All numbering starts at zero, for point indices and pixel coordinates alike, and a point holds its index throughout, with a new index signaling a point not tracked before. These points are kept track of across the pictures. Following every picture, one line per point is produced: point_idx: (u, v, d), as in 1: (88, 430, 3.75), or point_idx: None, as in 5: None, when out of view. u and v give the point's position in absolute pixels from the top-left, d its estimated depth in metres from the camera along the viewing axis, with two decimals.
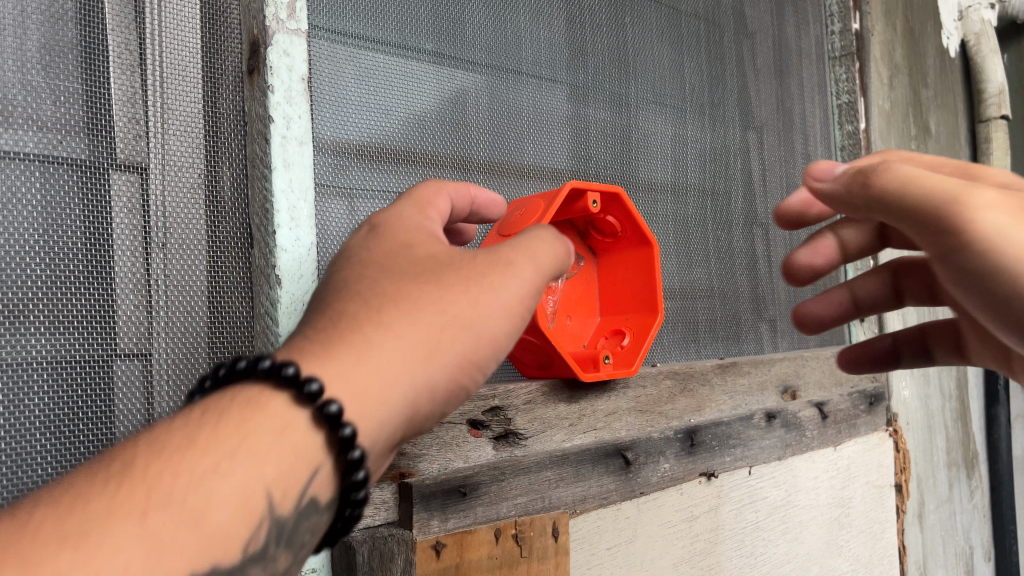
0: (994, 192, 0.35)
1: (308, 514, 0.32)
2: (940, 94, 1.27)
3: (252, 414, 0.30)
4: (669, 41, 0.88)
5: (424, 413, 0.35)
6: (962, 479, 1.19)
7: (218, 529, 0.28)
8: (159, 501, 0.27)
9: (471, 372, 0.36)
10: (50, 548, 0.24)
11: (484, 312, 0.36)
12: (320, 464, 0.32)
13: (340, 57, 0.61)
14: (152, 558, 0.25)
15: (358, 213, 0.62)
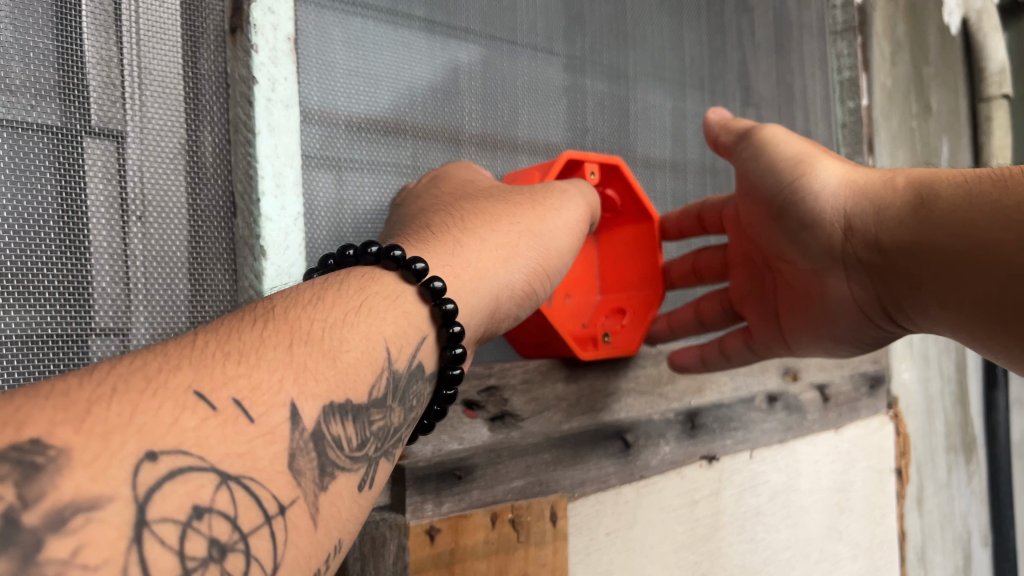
0: (830, 162, 0.57)
1: (421, 371, 0.41)
2: (941, 72, 1.24)
3: (375, 287, 0.40)
4: (669, 12, 0.85)
5: (499, 302, 0.48)
6: (961, 463, 1.18)
7: (348, 369, 0.35)
8: (309, 342, 0.34)
9: (532, 274, 0.50)
10: (223, 381, 0.30)
11: (539, 232, 0.51)
12: (428, 333, 0.42)
13: (328, 20, 0.58)
14: (301, 384, 0.32)
15: (346, 186, 0.59)
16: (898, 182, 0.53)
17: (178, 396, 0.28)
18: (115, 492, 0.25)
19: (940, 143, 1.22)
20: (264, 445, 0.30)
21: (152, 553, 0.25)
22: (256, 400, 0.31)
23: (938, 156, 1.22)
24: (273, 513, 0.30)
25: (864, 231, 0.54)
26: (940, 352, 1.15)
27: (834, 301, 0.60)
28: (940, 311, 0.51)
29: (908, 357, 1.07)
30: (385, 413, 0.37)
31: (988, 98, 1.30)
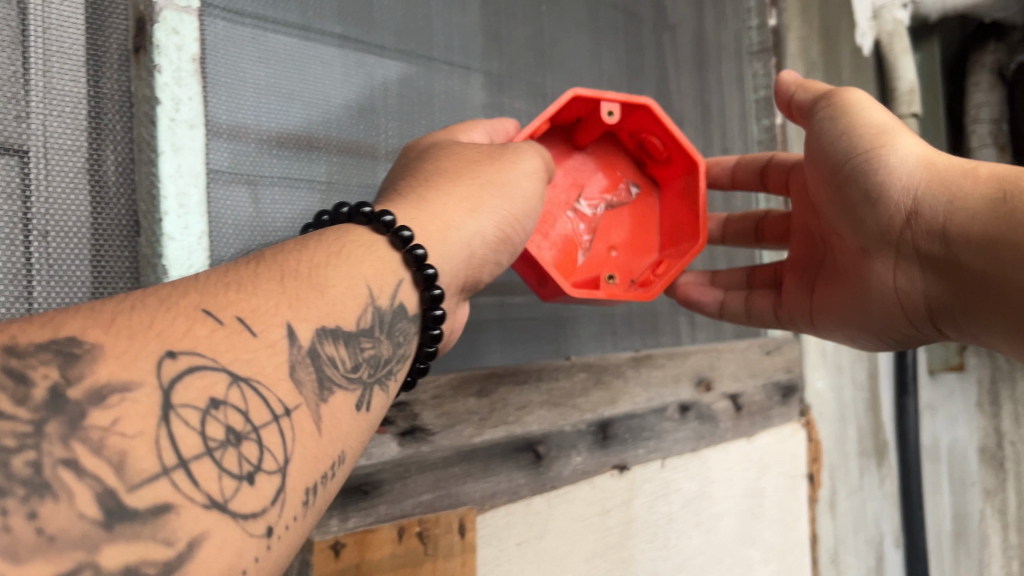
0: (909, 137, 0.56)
1: (404, 312, 0.46)
2: (855, 91, 1.31)
3: (351, 239, 0.46)
4: (587, 31, 0.88)
5: (472, 246, 0.52)
6: (873, 468, 1.23)
7: (336, 301, 0.41)
8: (297, 279, 0.40)
9: (495, 216, 0.53)
10: (226, 302, 0.36)
11: (502, 182, 0.54)
12: (403, 278, 0.47)
13: (237, 37, 0.58)
14: (295, 310, 0.38)
15: (262, 202, 0.60)
16: (980, 172, 0.52)
17: (190, 312, 0.35)
18: (142, 380, 0.31)
19: None
20: (267, 356, 0.36)
21: (178, 431, 0.31)
22: (255, 320, 0.37)
23: None
24: (280, 413, 0.36)
25: (930, 220, 0.53)
26: (852, 360, 1.19)
27: (881, 291, 0.60)
28: (993, 314, 0.52)
29: (821, 366, 1.11)
30: (374, 343, 0.43)
31: (899, 117, 1.37)
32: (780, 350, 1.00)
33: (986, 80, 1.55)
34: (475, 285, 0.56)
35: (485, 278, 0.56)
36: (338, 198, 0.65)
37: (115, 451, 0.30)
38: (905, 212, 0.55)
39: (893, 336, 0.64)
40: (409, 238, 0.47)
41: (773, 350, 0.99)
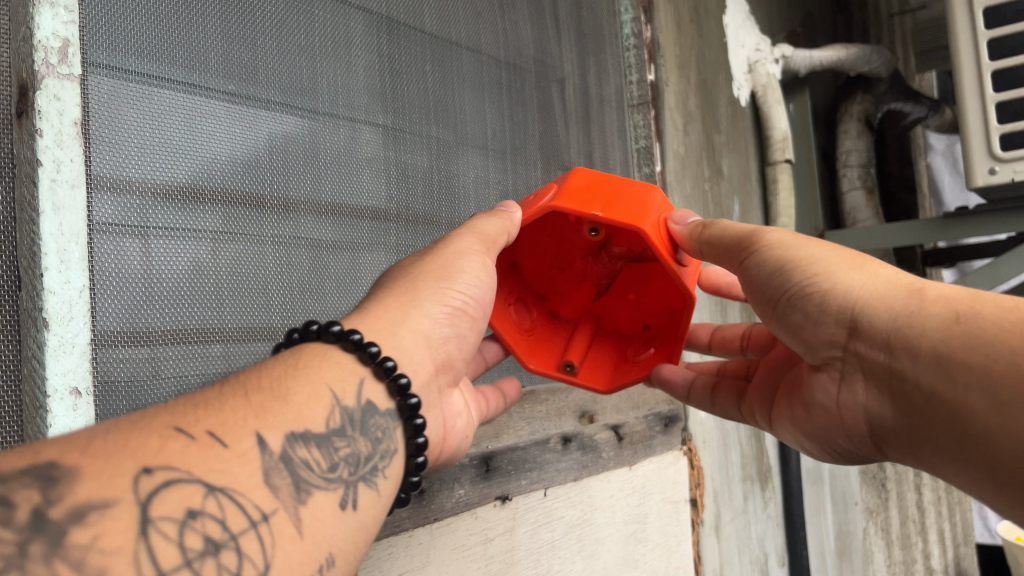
0: (842, 264, 0.57)
1: (375, 407, 0.52)
2: (731, 140, 1.44)
3: (307, 352, 0.52)
4: (472, 88, 0.96)
5: (427, 334, 0.58)
6: (756, 491, 1.32)
7: (300, 407, 0.47)
8: (261, 391, 0.46)
9: (436, 302, 0.59)
10: (197, 420, 0.42)
11: (438, 270, 0.60)
12: (365, 376, 0.52)
13: (120, 93, 0.61)
14: (262, 420, 0.44)
15: (150, 252, 0.62)
16: (926, 293, 0.52)
17: (166, 433, 0.41)
18: (120, 496, 0.37)
19: (731, 202, 1.41)
20: (240, 464, 0.42)
21: (157, 545, 0.36)
22: (226, 432, 0.42)
23: (729, 214, 1.40)
24: (257, 519, 0.41)
25: (872, 334, 0.54)
26: None
27: (828, 404, 0.62)
28: (933, 441, 0.52)
29: None
30: (349, 441, 0.49)
31: (773, 162, 1.51)
32: None
33: (854, 128, 1.78)
34: (449, 369, 0.61)
35: (454, 355, 0.61)
36: (227, 247, 0.68)
37: (98, 565, 0.34)
38: (847, 327, 0.56)
39: (839, 450, 0.65)
40: (360, 339, 0.52)
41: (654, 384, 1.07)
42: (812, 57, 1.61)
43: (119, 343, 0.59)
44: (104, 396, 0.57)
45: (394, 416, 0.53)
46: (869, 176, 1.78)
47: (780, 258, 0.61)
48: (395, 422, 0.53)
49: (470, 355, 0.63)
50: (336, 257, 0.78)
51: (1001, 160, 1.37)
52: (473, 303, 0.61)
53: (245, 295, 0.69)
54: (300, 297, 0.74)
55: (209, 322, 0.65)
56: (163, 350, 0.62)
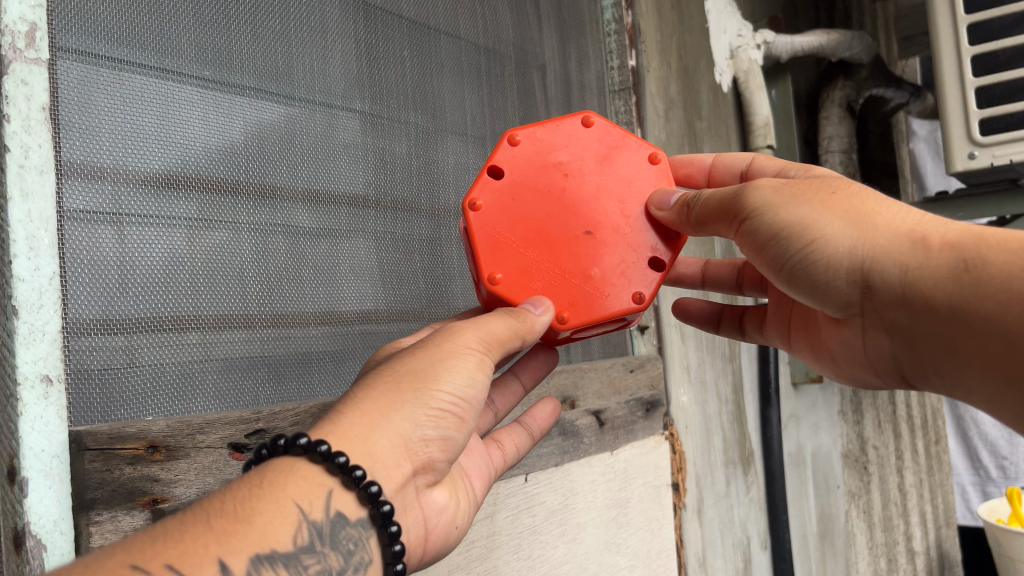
0: (837, 221, 0.54)
1: (345, 518, 0.49)
2: (712, 126, 1.45)
3: (273, 467, 0.48)
4: (450, 73, 0.95)
5: (407, 438, 0.51)
6: (739, 474, 1.35)
7: (266, 527, 0.44)
8: (224, 514, 0.43)
9: (421, 406, 0.51)
10: (154, 552, 0.39)
11: (424, 370, 0.52)
12: (334, 485, 0.48)
13: (93, 79, 0.60)
14: (224, 544, 0.41)
15: (126, 238, 0.62)
16: (931, 241, 0.50)
17: (118, 569, 0.38)
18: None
19: None
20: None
21: None
22: (186, 563, 0.39)
23: None
24: None
25: (887, 288, 0.53)
26: (716, 378, 1.31)
27: (855, 345, 0.62)
28: (953, 370, 0.53)
29: (685, 382, 1.21)
30: (319, 556, 0.46)
31: (755, 148, 1.54)
32: (644, 368, 1.09)
33: (836, 114, 1.78)
34: (432, 469, 0.54)
35: (437, 455, 0.54)
36: (205, 234, 0.67)
37: None
38: (862, 284, 0.54)
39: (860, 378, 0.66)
40: (330, 450, 0.48)
41: (636, 368, 1.07)
42: (794, 42, 1.60)
43: (92, 332, 0.58)
44: (75, 386, 0.57)
45: (366, 524, 0.50)
46: (850, 161, 1.79)
47: (773, 225, 0.56)
48: (368, 529, 0.50)
49: (459, 453, 0.55)
50: (315, 245, 0.77)
51: (980, 145, 1.37)
52: (462, 408, 0.53)
53: (222, 282, 0.68)
54: (277, 285, 0.73)
55: (187, 309, 0.65)
56: (139, 338, 0.62)
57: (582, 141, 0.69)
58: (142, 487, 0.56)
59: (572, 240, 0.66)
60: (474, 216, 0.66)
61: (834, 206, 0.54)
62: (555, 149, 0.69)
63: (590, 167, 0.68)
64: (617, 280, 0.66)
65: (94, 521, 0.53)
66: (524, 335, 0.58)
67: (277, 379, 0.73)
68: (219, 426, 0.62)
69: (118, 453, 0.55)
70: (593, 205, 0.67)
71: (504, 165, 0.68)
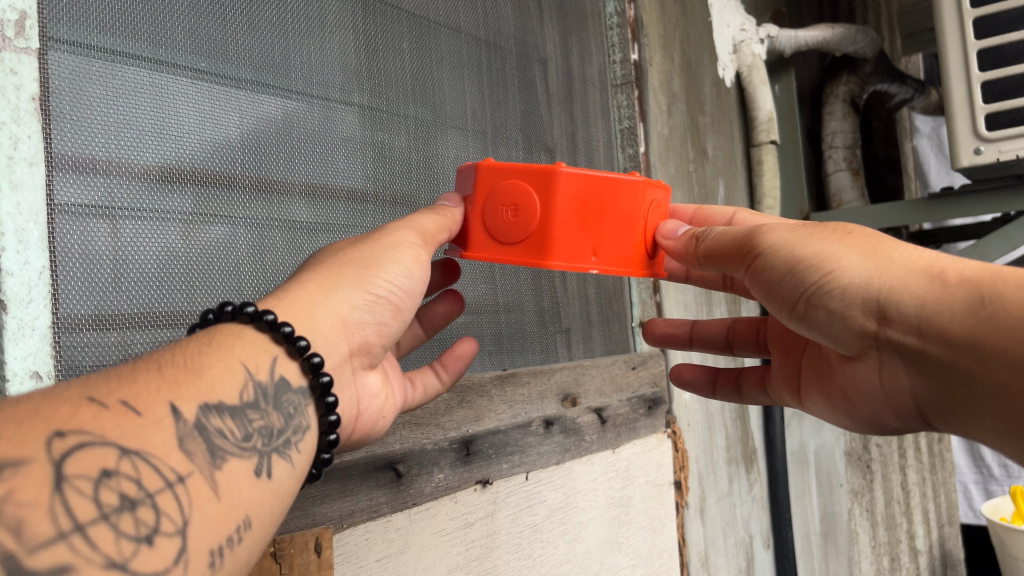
0: (854, 256, 0.50)
1: (287, 384, 0.48)
2: (715, 121, 1.44)
3: (220, 332, 0.47)
4: (450, 67, 0.94)
5: (343, 317, 0.53)
6: (742, 473, 1.34)
7: (214, 380, 0.43)
8: (174, 365, 0.42)
9: (357, 288, 0.53)
10: (110, 389, 0.38)
11: (365, 257, 0.54)
12: (279, 353, 0.48)
13: (85, 71, 0.59)
14: (176, 390, 0.41)
15: (120, 234, 0.61)
16: (947, 276, 0.48)
17: (74, 402, 0.37)
18: (33, 455, 0.34)
19: (716, 184, 1.41)
20: (154, 431, 0.38)
21: (72, 501, 0.34)
22: (140, 400, 0.39)
23: (714, 195, 1.40)
24: (174, 481, 0.38)
25: (904, 324, 0.49)
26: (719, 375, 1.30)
27: (871, 387, 0.59)
28: (974, 409, 0.49)
29: None
30: (263, 413, 0.46)
31: (759, 143, 1.52)
32: (645, 365, 1.08)
33: (840, 109, 1.77)
34: (366, 351, 0.56)
35: (371, 339, 0.55)
36: (200, 231, 0.66)
37: (13, 517, 0.32)
38: (876, 316, 0.50)
39: (877, 426, 0.63)
40: (274, 319, 0.48)
41: (638, 365, 1.06)
42: (798, 37, 1.59)
43: (84, 329, 0.57)
44: (67, 384, 0.56)
45: (305, 393, 0.50)
46: (853, 157, 1.77)
47: (789, 259, 0.53)
48: (306, 398, 0.50)
49: (394, 340, 0.57)
50: (311, 240, 0.76)
51: (987, 140, 1.36)
52: (399, 298, 0.55)
53: (217, 279, 0.67)
54: (272, 282, 0.72)
55: (180, 306, 0.64)
56: (131, 335, 0.60)
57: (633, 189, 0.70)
58: None
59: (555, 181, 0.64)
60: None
61: (848, 241, 0.52)
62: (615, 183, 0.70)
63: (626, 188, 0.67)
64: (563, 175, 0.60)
65: None
66: (451, 228, 0.60)
67: None
68: None
69: None
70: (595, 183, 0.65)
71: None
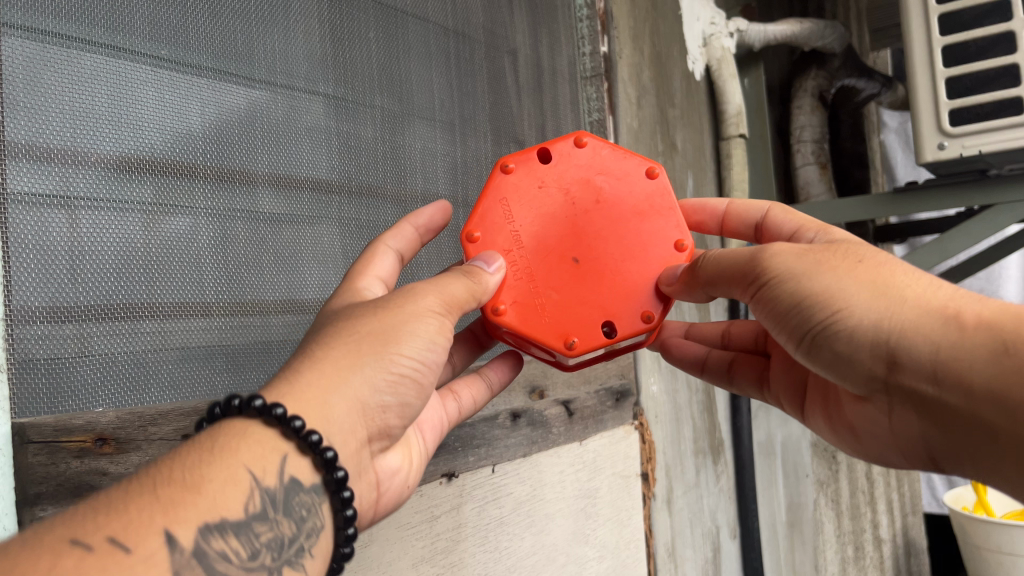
0: (863, 292, 0.52)
1: (297, 484, 0.48)
2: (685, 114, 1.44)
3: (222, 431, 0.46)
4: (418, 56, 0.93)
5: (364, 402, 0.51)
6: (709, 465, 1.35)
7: (216, 495, 0.42)
8: (172, 481, 0.41)
9: (379, 371, 0.51)
10: (96, 527, 0.37)
11: (383, 332, 0.52)
12: (289, 451, 0.48)
13: (40, 57, 0.58)
14: (172, 514, 0.39)
15: (79, 225, 0.59)
16: (965, 318, 0.49)
17: (57, 546, 0.35)
18: None
19: (685, 177, 1.42)
20: (147, 569, 0.37)
21: None
22: (131, 535, 0.37)
23: (683, 188, 1.41)
24: None
25: (916, 365, 0.50)
26: None
27: (882, 424, 0.60)
28: (991, 459, 0.50)
29: (656, 371, 1.20)
30: (271, 524, 0.45)
31: (727, 137, 1.53)
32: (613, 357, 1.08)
33: (808, 104, 1.78)
34: (387, 436, 0.55)
35: (392, 422, 0.54)
36: (162, 222, 0.65)
37: None
38: (887, 359, 0.52)
39: (880, 458, 0.64)
40: (284, 412, 0.47)
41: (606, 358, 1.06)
42: (767, 31, 1.59)
43: (37, 320, 0.56)
44: (18, 376, 0.54)
45: (318, 490, 0.50)
46: (821, 151, 1.79)
47: (796, 293, 0.55)
48: (321, 495, 0.50)
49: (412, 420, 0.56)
50: (277, 231, 0.75)
51: (950, 135, 1.37)
52: (421, 373, 0.54)
53: (180, 271, 0.66)
54: (235, 273, 0.71)
55: (141, 297, 0.63)
56: (90, 327, 0.59)
57: (634, 185, 0.71)
58: (90, 483, 0.53)
59: (555, 260, 0.68)
60: (501, 176, 0.70)
61: (860, 275, 0.53)
62: (600, 174, 0.71)
63: (618, 215, 0.70)
64: (564, 317, 0.68)
65: (39, 516, 0.51)
66: (478, 295, 0.61)
67: (237, 369, 0.71)
68: (172, 417, 0.59)
69: (63, 446, 0.52)
70: (595, 246, 0.69)
71: (557, 156, 0.71)
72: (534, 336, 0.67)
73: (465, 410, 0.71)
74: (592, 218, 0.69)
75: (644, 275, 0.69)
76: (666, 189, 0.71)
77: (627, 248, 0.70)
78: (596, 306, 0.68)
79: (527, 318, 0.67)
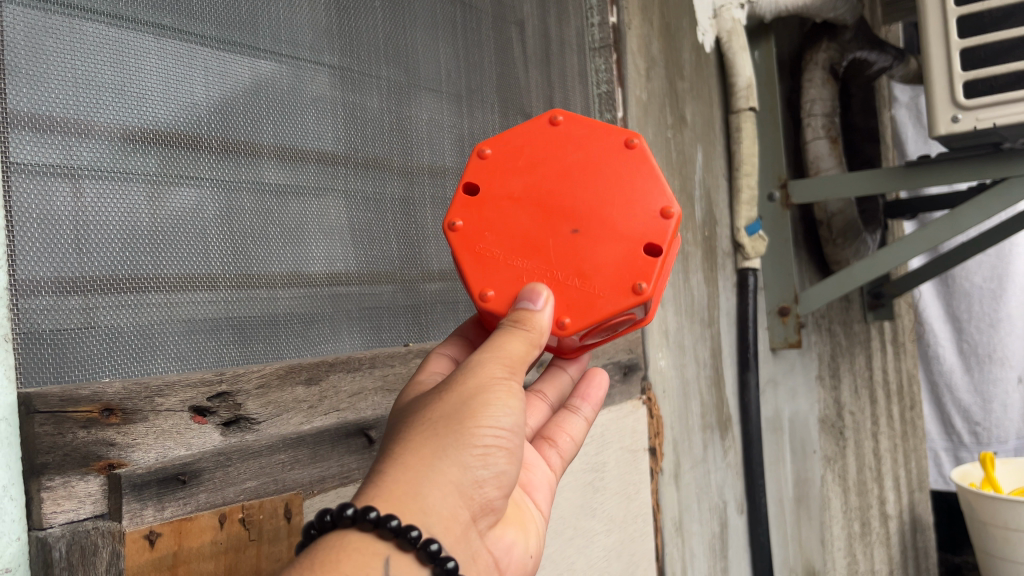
0: None
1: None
2: (694, 87, 1.43)
3: (322, 550, 0.44)
4: (424, 27, 0.92)
5: (460, 484, 0.47)
6: (716, 440, 1.36)
7: None
8: None
9: (465, 450, 0.48)
10: None
11: (457, 412, 0.49)
12: (390, 551, 0.44)
13: (42, 26, 0.57)
14: None
15: (83, 196, 0.59)
16: None
17: None
18: None
19: (695, 151, 1.41)
20: None
21: None
22: None
23: (692, 162, 1.39)
24: None
25: None
26: (694, 341, 1.31)
27: None
28: None
29: (664, 346, 1.19)
30: None
31: (738, 110, 1.51)
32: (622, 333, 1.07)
33: (818, 77, 1.76)
34: (491, 510, 0.51)
35: (494, 497, 0.50)
36: (167, 193, 0.64)
37: None
38: None
39: None
40: (378, 515, 0.44)
41: None
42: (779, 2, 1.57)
43: (43, 292, 0.56)
44: (22, 347, 0.54)
45: None
46: (832, 124, 1.77)
47: None
48: None
49: (514, 486, 0.52)
50: (282, 203, 0.74)
51: (964, 108, 1.36)
52: (513, 440, 0.50)
53: (184, 242, 0.65)
54: (240, 243, 0.70)
55: (145, 268, 0.62)
56: (96, 298, 0.59)
57: (555, 142, 0.65)
58: (97, 452, 0.53)
59: (554, 236, 0.61)
60: (454, 237, 0.62)
61: None
62: (518, 154, 0.65)
63: (572, 166, 0.64)
64: (617, 275, 0.60)
65: (47, 486, 0.51)
66: (535, 339, 0.55)
67: (242, 340, 0.70)
68: (179, 388, 0.59)
69: (71, 416, 0.52)
70: (575, 202, 0.62)
71: (476, 179, 0.64)
72: (610, 313, 0.59)
73: (567, 453, 0.69)
74: (550, 185, 0.63)
75: (635, 191, 0.63)
76: (576, 120, 0.66)
77: (602, 184, 0.63)
78: (625, 247, 0.61)
79: (576, 298, 0.60)
